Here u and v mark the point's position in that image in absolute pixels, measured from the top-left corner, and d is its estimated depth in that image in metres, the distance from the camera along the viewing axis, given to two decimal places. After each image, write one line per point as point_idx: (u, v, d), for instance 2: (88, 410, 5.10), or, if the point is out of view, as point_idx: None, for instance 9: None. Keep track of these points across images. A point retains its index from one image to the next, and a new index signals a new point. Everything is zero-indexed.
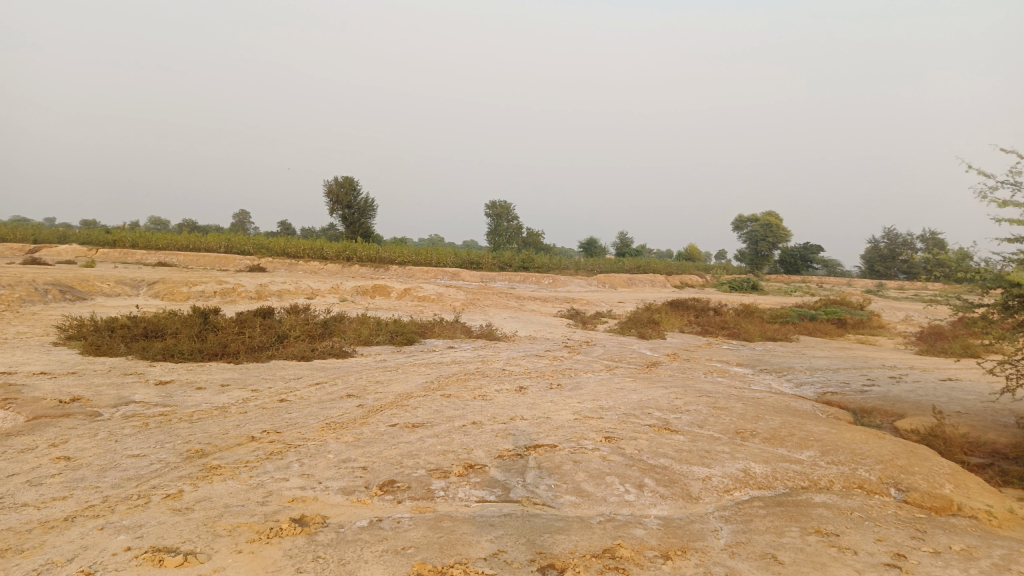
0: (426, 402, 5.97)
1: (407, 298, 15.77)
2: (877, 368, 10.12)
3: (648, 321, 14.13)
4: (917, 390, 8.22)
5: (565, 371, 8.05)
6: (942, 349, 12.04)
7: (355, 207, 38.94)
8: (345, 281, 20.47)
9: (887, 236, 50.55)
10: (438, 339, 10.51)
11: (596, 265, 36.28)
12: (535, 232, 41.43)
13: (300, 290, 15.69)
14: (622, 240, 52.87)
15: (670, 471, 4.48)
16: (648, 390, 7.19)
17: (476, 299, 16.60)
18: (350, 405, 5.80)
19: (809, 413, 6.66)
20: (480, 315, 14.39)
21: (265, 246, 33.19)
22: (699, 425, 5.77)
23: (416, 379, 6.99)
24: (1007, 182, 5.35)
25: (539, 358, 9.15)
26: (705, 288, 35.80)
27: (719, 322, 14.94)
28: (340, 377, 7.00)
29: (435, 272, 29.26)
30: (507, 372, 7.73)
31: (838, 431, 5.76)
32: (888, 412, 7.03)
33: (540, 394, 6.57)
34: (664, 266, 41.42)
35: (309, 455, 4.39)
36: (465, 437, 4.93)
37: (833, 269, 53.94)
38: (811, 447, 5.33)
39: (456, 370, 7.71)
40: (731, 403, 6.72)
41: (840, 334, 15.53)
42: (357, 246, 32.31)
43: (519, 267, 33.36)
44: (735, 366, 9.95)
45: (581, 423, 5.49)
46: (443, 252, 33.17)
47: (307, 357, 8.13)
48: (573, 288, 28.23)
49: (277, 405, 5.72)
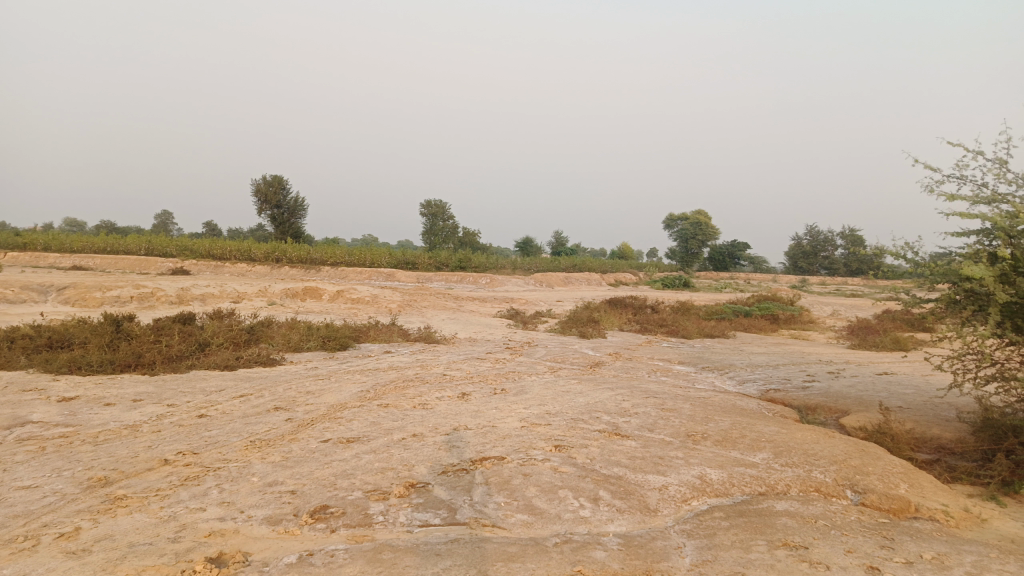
0: (362, 413, 5.57)
1: (340, 300, 15.19)
2: (815, 363, 10.21)
3: (588, 320, 13.98)
4: (856, 385, 8.27)
5: (507, 374, 7.75)
6: (873, 343, 12.29)
7: (285, 207, 37.75)
8: (273, 283, 19.65)
9: (810, 233, 52.34)
10: (373, 344, 10.05)
11: (533, 264, 36.18)
12: (471, 231, 41.11)
13: (225, 295, 14.89)
14: (558, 239, 53.11)
15: (624, 481, 4.23)
16: (595, 392, 6.95)
17: (412, 301, 16.14)
18: (278, 419, 5.34)
19: (756, 412, 6.54)
20: (417, 317, 13.96)
21: (189, 249, 31.77)
22: (649, 429, 5.56)
23: (351, 388, 6.56)
24: (954, 177, 5.36)
25: (480, 361, 8.81)
26: (639, 285, 36.24)
27: (658, 319, 14.92)
28: (267, 388, 6.50)
29: (369, 273, 28.56)
30: (447, 377, 7.37)
31: (789, 431, 5.64)
32: (832, 409, 7.01)
33: (484, 400, 6.24)
34: (599, 264, 41.74)
35: (229, 479, 3.94)
36: (405, 452, 4.56)
37: (761, 266, 55.56)
38: (764, 449, 5.18)
39: (393, 377, 7.30)
40: (679, 404, 6.54)
41: (774, 330, 15.76)
42: (286, 248, 31.24)
43: (455, 267, 32.92)
44: (677, 364, 9.85)
45: (528, 431, 5.18)
46: (377, 252, 32.44)
47: (231, 366, 7.58)
48: (510, 288, 28.02)
49: (195, 421, 5.21)
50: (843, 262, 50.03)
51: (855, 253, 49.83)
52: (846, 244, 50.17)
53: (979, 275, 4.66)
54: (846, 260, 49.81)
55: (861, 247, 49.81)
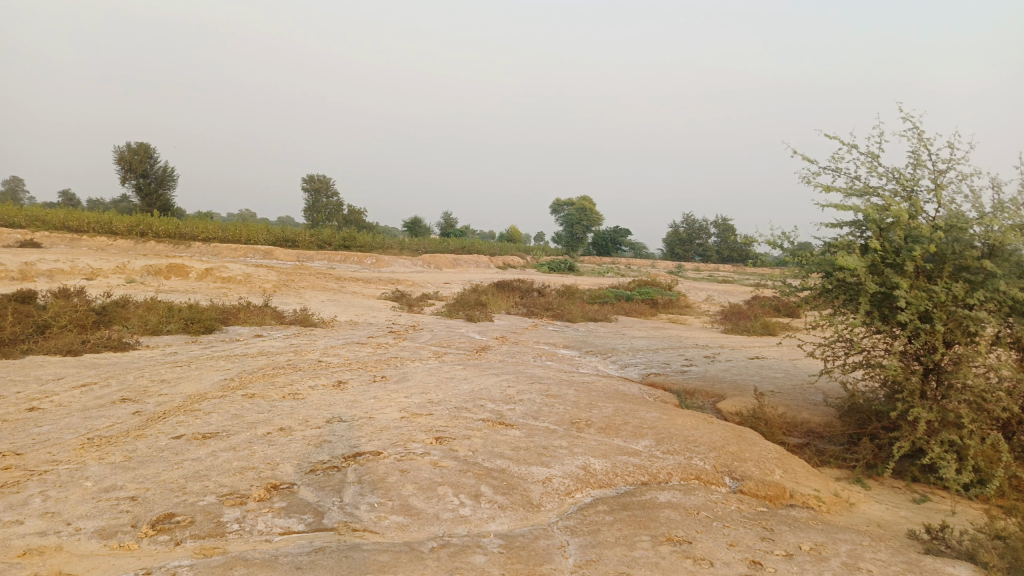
0: (223, 405, 5.07)
1: (210, 278, 14.20)
2: (693, 347, 10.49)
3: (474, 303, 13.77)
4: (731, 369, 8.52)
5: (388, 360, 7.39)
6: (745, 327, 12.82)
7: (152, 177, 35.14)
8: (134, 259, 18.14)
9: (687, 222, 54.67)
10: (244, 327, 9.39)
11: (420, 245, 35.64)
12: (356, 209, 39.94)
13: (76, 270, 13.53)
14: (446, 220, 52.62)
15: (506, 474, 4.03)
16: (479, 378, 6.75)
17: (290, 281, 15.34)
18: (124, 413, 4.76)
19: (638, 397, 6.56)
20: (294, 298, 13.24)
21: (39, 219, 28.92)
22: (533, 417, 5.40)
23: (213, 377, 6.01)
24: (831, 170, 5.56)
25: (360, 346, 8.40)
26: (524, 268, 36.55)
27: (544, 303, 14.93)
28: (116, 376, 5.83)
29: (245, 251, 27.10)
30: (323, 364, 6.94)
31: (670, 417, 5.65)
32: (709, 393, 7.16)
33: (361, 389, 5.88)
34: (487, 246, 41.74)
35: (57, 484, 3.40)
36: (270, 449, 4.16)
37: (641, 251, 57.44)
38: (646, 436, 5.15)
39: (263, 364, 6.78)
40: (564, 390, 6.44)
41: (654, 314, 16.19)
42: (152, 221, 29.05)
43: (339, 246, 31.84)
44: (562, 348, 9.83)
45: (407, 423, 4.90)
46: (255, 228, 30.83)
47: (75, 351, 6.79)
48: (396, 269, 27.41)
49: (23, 416, 4.55)
50: (715, 249, 52.60)
51: (727, 242, 52.50)
52: (719, 233, 52.81)
53: (853, 264, 4.83)
54: (719, 248, 52.41)
55: (733, 236, 52.55)
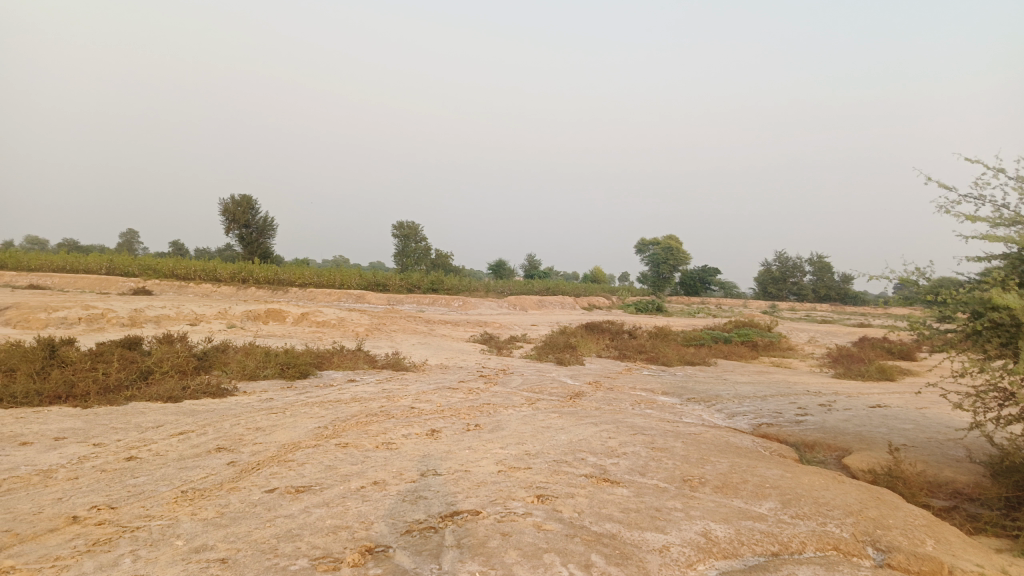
0: (317, 455, 4.90)
1: (304, 323, 14.47)
2: (803, 393, 9.74)
3: (565, 347, 13.40)
4: (851, 419, 7.80)
5: (481, 407, 7.11)
6: (859, 372, 11.89)
7: (253, 227, 36.80)
8: (235, 305, 18.81)
9: (780, 260, 52.66)
10: (337, 372, 9.36)
11: (506, 287, 35.68)
12: (443, 253, 40.58)
13: (181, 316, 14.05)
14: (531, 262, 52.79)
15: (618, 541, 3.63)
16: (577, 428, 6.36)
17: (381, 324, 15.45)
18: (218, 463, 4.66)
19: (753, 451, 6.01)
20: (385, 342, 13.26)
21: (152, 268, 30.68)
22: (640, 473, 4.97)
23: (307, 424, 5.88)
24: (974, 198, 5.01)
25: (452, 391, 8.17)
26: (612, 310, 35.95)
27: (637, 345, 14.40)
28: (212, 424, 5.79)
29: (338, 295, 27.78)
30: (416, 411, 6.72)
31: (794, 475, 5.10)
32: (832, 447, 6.52)
33: (456, 438, 5.60)
34: (573, 287, 41.35)
35: (149, 543, 3.25)
36: (363, 505, 3.92)
37: (731, 290, 55.67)
38: (769, 497, 4.63)
39: (356, 411, 6.62)
40: (670, 442, 5.97)
41: (754, 357, 15.34)
42: (253, 268, 30.30)
43: (427, 289, 32.22)
44: (661, 394, 9.31)
45: (506, 478, 4.57)
46: (347, 274, 31.66)
47: (175, 398, 6.85)
48: (483, 311, 27.42)
49: (121, 466, 4.50)
50: (812, 288, 50.39)
51: (824, 280, 50.23)
52: (815, 271, 50.58)
53: (1010, 303, 4.24)
54: (815, 286, 50.19)
55: (830, 274, 50.28)
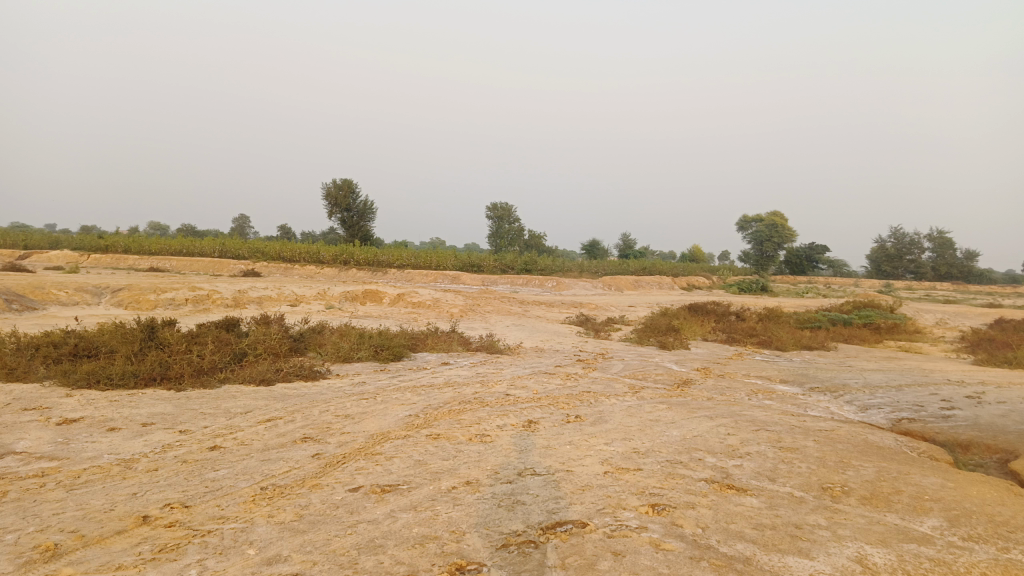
0: (406, 448, 4.51)
1: (400, 303, 14.36)
2: (944, 383, 8.65)
3: (667, 329, 12.63)
4: (1010, 414, 6.74)
5: (581, 396, 6.57)
6: (1005, 358, 10.55)
7: (354, 210, 37.58)
8: (335, 286, 19.06)
9: (895, 236, 49.21)
10: (431, 354, 9.06)
11: (601, 267, 34.88)
12: (537, 233, 40.14)
13: (282, 297, 14.21)
14: (626, 241, 51.64)
15: (754, 568, 3.01)
16: (691, 421, 5.73)
17: (476, 305, 15.13)
18: (303, 455, 4.34)
19: (899, 453, 5.19)
20: (480, 323, 12.93)
21: (260, 252, 31.78)
22: (769, 480, 4.30)
23: (399, 412, 5.53)
24: None
25: (550, 377, 7.68)
26: (712, 289, 34.53)
27: (746, 328, 13.42)
28: (301, 410, 5.53)
29: (434, 276, 27.86)
30: (511, 398, 6.27)
31: (957, 484, 4.29)
32: (992, 449, 5.59)
33: (555, 431, 5.09)
34: (671, 267, 40.01)
35: (219, 551, 2.91)
36: (454, 510, 3.48)
37: (840, 269, 52.62)
38: (931, 513, 3.87)
39: (449, 397, 6.24)
40: (800, 441, 5.24)
41: (877, 341, 14.05)
42: (354, 250, 30.91)
43: (521, 270, 31.86)
44: (778, 383, 8.48)
45: (614, 481, 4.02)
46: (443, 254, 31.73)
47: (268, 381, 6.68)
48: (578, 292, 26.81)
49: (204, 457, 4.27)
50: (931, 265, 46.79)
51: (946, 257, 46.54)
52: (935, 248, 46.99)
53: None
54: (935, 264, 46.62)
55: (952, 250, 46.54)
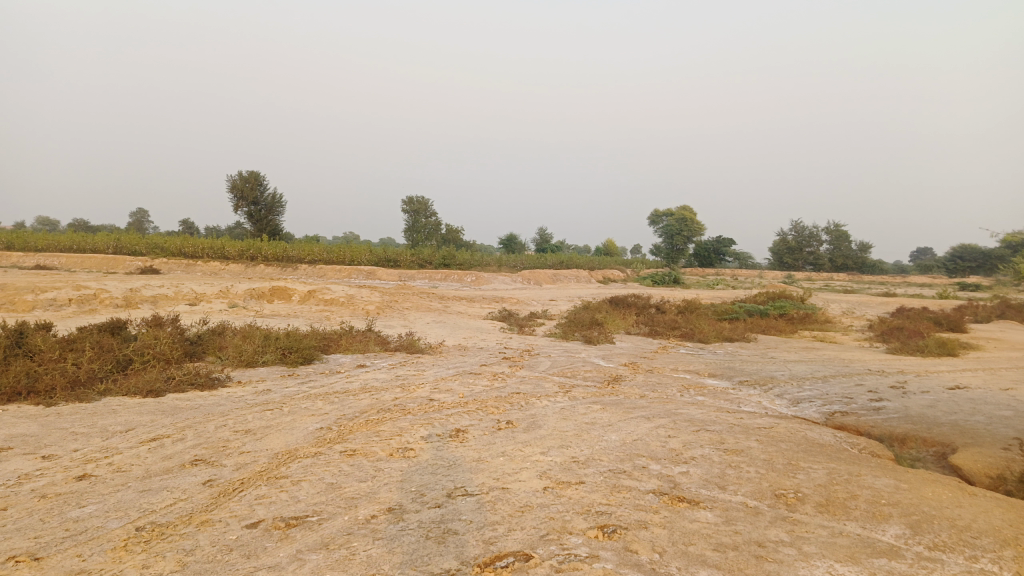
0: (316, 469, 3.93)
1: (311, 300, 13.55)
2: (867, 373, 8.68)
3: (591, 323, 12.37)
4: (937, 405, 6.74)
5: (510, 398, 6.12)
6: (917, 347, 10.81)
7: (262, 203, 35.91)
8: (240, 283, 17.96)
9: (796, 229, 51.29)
10: (345, 356, 8.40)
11: (519, 262, 34.62)
12: (454, 227, 39.55)
13: (180, 295, 13.12)
14: (542, 236, 51.69)
15: None
16: (628, 423, 5.37)
17: (393, 302, 14.46)
18: (193, 483, 3.69)
19: (843, 451, 4.99)
20: (397, 320, 12.31)
21: (160, 247, 29.84)
22: (720, 489, 3.97)
23: (308, 424, 4.91)
24: None
25: (475, 377, 7.19)
26: (627, 283, 34.88)
27: (668, 320, 13.33)
28: (194, 426, 4.83)
29: (348, 272, 26.84)
30: (435, 403, 5.74)
31: (911, 485, 4.08)
32: (929, 442, 5.48)
33: (485, 441, 4.60)
34: (587, 261, 40.21)
35: None
36: (374, 547, 2.94)
37: (746, 262, 54.54)
38: (891, 520, 3.62)
39: (366, 405, 5.65)
40: (744, 442, 4.96)
41: (793, 331, 14.28)
42: (262, 245, 29.45)
43: (439, 264, 31.20)
44: (707, 377, 8.29)
45: (556, 500, 3.58)
46: (358, 249, 30.67)
47: (156, 392, 5.89)
48: (498, 286, 26.43)
49: (69, 489, 3.56)
50: (829, 257, 49.06)
51: (842, 249, 48.89)
52: (832, 240, 49.27)
53: None
54: (833, 256, 48.91)
55: (848, 242, 48.95)
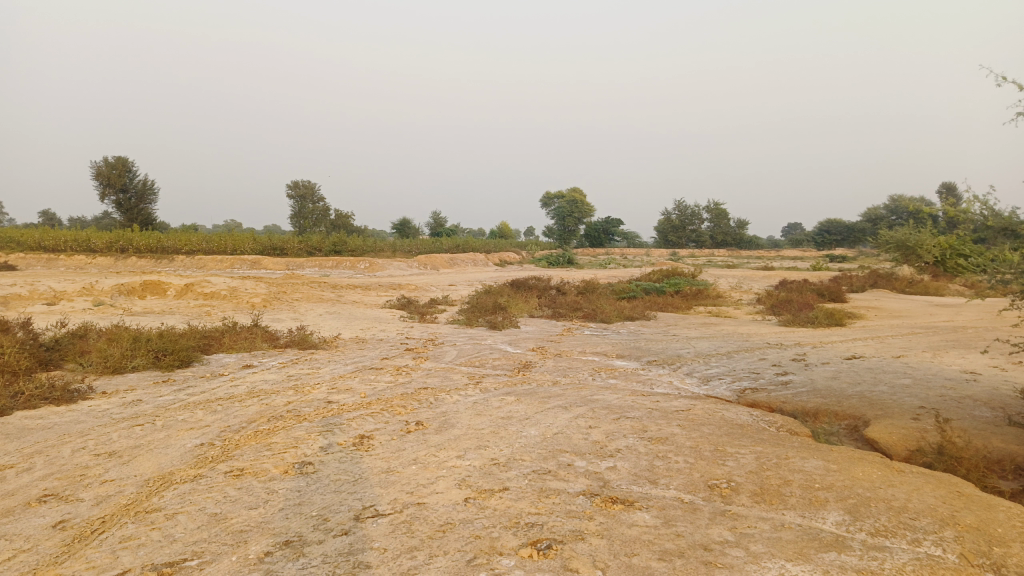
0: (197, 498, 3.35)
1: (189, 295, 12.48)
2: (768, 347, 8.81)
3: (494, 308, 12.03)
4: (840, 376, 6.85)
5: (418, 394, 5.66)
6: (807, 318, 11.15)
7: (132, 191, 33.32)
8: (108, 278, 16.38)
9: (679, 208, 53.14)
10: (229, 356, 7.64)
11: (413, 247, 33.85)
12: (344, 213, 38.24)
13: (36, 294, 11.72)
14: (435, 219, 51.01)
15: None
16: (546, 415, 5.03)
17: (281, 293, 13.53)
18: (39, 527, 3.03)
19: (765, 431, 4.86)
20: (287, 313, 11.51)
21: (15, 240, 26.99)
22: (652, 485, 3.69)
23: (186, 441, 4.26)
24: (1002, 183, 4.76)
25: (377, 373, 6.67)
26: (522, 264, 34.89)
27: (570, 301, 13.20)
28: (45, 452, 4.08)
29: (231, 262, 25.26)
30: (335, 406, 5.21)
31: (840, 466, 3.96)
32: (840, 416, 5.48)
33: (394, 448, 4.14)
34: (482, 244, 39.91)
35: None
36: None
37: (634, 241, 56.08)
38: (829, 506, 3.46)
39: (255, 412, 5.03)
40: (667, 429, 4.74)
41: (689, 307, 14.52)
42: (133, 235, 27.24)
43: (329, 251, 29.97)
44: (616, 359, 8.13)
45: (479, 515, 3.17)
46: (241, 238, 28.96)
47: (1, 410, 5.02)
48: (393, 273, 25.67)
49: None
50: (710, 234, 51.13)
51: (721, 226, 51.08)
52: (713, 218, 51.36)
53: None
54: (713, 233, 51.02)
55: (728, 219, 51.17)
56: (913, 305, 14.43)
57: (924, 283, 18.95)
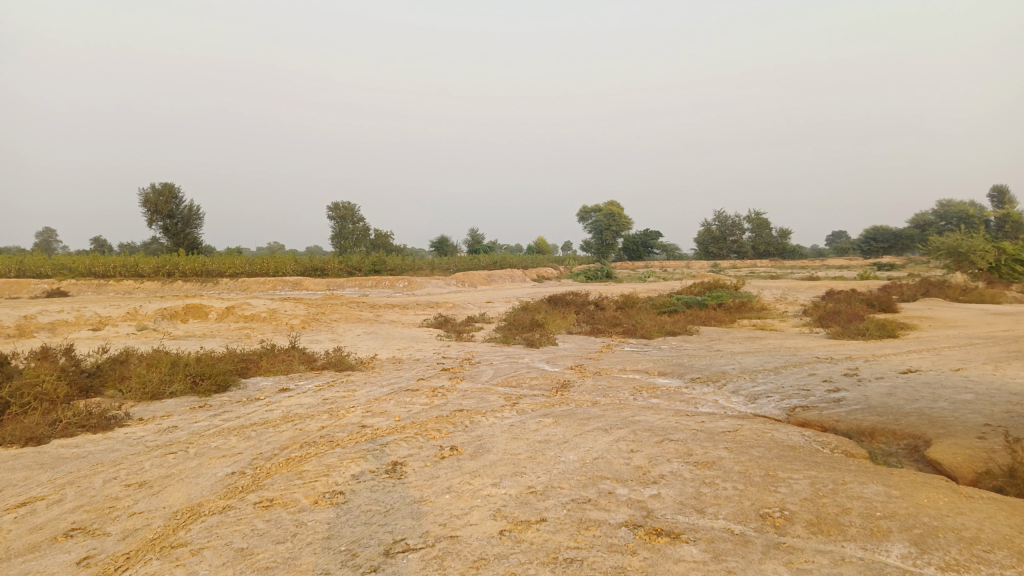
0: (224, 532, 3.24)
1: (230, 318, 12.59)
2: (817, 361, 8.46)
3: (531, 325, 11.87)
4: (896, 391, 6.51)
5: (453, 417, 5.52)
6: (857, 330, 10.74)
7: (178, 217, 34.13)
8: (153, 302, 16.69)
9: (719, 219, 52.40)
10: (266, 379, 7.62)
11: (452, 264, 33.91)
12: (383, 232, 38.50)
13: (83, 320, 11.95)
14: (473, 237, 51.15)
15: None
16: (585, 438, 4.84)
17: (319, 314, 13.58)
18: (64, 564, 2.95)
19: (818, 454, 4.59)
20: (326, 334, 11.52)
21: (67, 267, 27.81)
22: (700, 514, 3.47)
23: (217, 469, 4.18)
24: None
25: (413, 395, 6.55)
26: (560, 280, 34.69)
27: (609, 317, 12.96)
28: (77, 483, 4.03)
29: (273, 284, 25.59)
30: (368, 431, 5.09)
31: (903, 492, 3.69)
32: (899, 434, 5.17)
33: (427, 476, 4.00)
34: (520, 260, 39.84)
35: None
36: None
37: (673, 253, 55.44)
38: (893, 536, 3.20)
39: (288, 438, 4.95)
40: (713, 452, 4.50)
41: (732, 320, 14.16)
42: (179, 260, 27.83)
43: (369, 271, 30.20)
44: (658, 376, 7.89)
45: (515, 550, 2.99)
46: (282, 260, 29.36)
47: (38, 439, 5.02)
48: (431, 291, 25.71)
49: None
50: (751, 245, 50.26)
51: (762, 237, 50.17)
52: (754, 228, 50.49)
53: None
54: (755, 243, 50.12)
55: (769, 229, 50.24)
56: (969, 314, 13.83)
57: (980, 290, 18.19)
